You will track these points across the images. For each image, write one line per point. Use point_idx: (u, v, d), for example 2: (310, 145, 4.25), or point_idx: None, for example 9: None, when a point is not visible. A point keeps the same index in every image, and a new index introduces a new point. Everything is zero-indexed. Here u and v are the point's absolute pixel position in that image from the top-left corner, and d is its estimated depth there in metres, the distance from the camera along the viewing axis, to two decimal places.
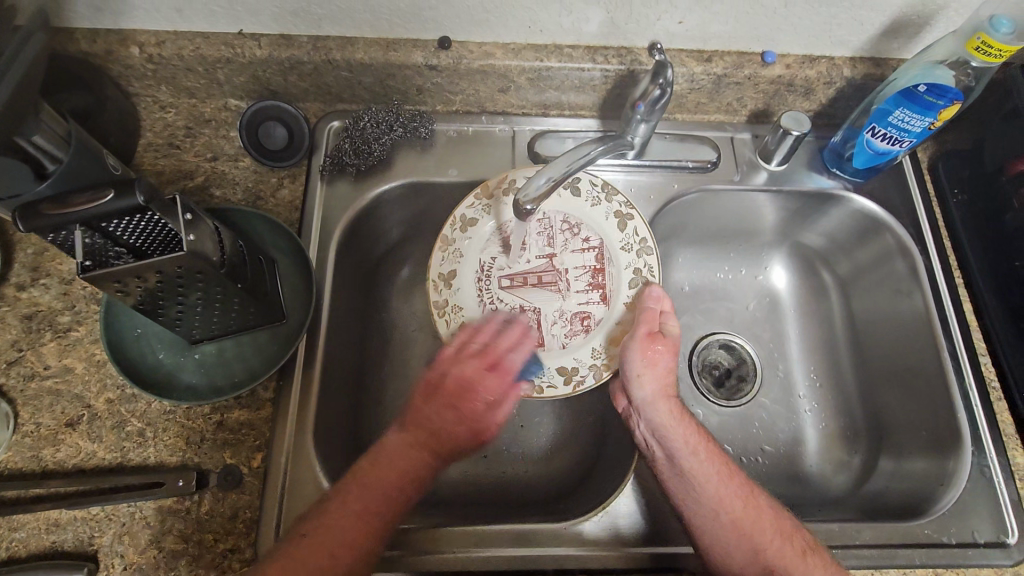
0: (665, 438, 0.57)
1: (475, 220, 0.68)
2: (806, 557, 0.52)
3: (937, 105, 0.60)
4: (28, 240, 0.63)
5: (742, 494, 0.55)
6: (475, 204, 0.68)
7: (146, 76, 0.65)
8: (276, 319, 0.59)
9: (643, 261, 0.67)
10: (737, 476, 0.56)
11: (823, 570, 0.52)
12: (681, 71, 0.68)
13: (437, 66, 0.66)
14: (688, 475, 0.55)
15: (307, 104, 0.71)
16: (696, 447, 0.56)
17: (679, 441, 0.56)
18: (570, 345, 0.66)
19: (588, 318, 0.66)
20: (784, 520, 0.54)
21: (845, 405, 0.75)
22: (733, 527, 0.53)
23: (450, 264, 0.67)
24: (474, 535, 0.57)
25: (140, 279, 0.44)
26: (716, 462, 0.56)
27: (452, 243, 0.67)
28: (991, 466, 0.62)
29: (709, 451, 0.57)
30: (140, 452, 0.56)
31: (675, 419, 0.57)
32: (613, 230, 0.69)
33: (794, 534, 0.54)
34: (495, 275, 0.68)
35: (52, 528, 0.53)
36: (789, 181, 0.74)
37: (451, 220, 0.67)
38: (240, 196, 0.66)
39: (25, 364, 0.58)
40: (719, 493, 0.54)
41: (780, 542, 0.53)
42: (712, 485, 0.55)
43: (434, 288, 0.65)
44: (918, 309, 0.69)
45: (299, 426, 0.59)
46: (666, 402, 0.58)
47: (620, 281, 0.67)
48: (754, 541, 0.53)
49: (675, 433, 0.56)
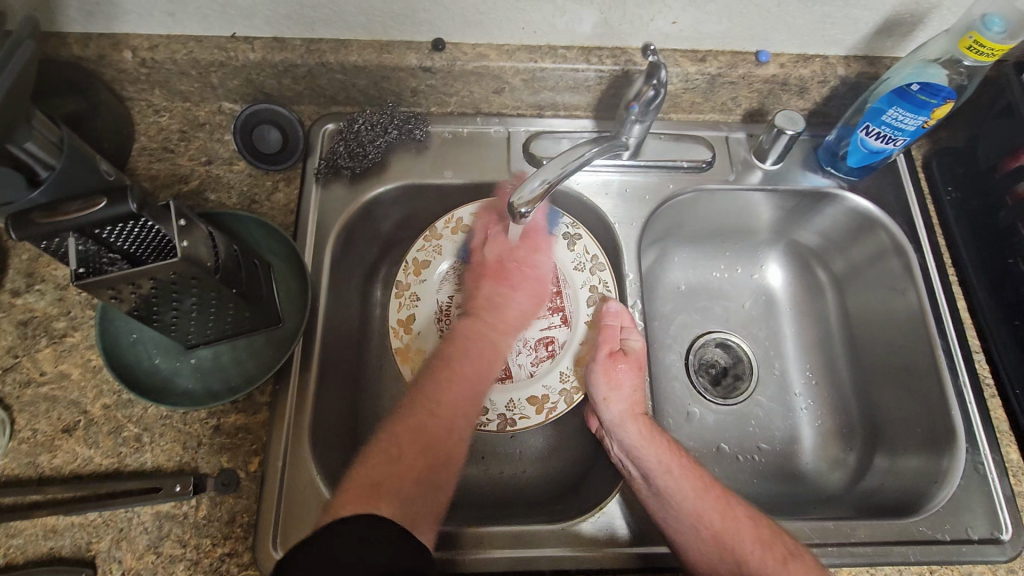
0: (637, 459, 0.58)
1: (428, 260, 0.69)
2: (789, 563, 0.52)
3: (930, 104, 0.61)
4: (22, 245, 0.63)
5: (719, 508, 0.55)
6: (425, 244, 0.70)
7: (140, 80, 0.65)
8: (272, 323, 0.59)
9: (598, 277, 0.69)
10: (714, 489, 0.57)
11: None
12: (676, 71, 0.68)
13: (431, 68, 0.65)
14: (664, 494, 0.56)
15: (302, 107, 0.71)
16: (668, 465, 0.57)
17: (652, 461, 0.57)
18: (538, 372, 0.66)
19: (551, 343, 0.68)
20: (763, 528, 0.54)
21: (840, 402, 0.75)
22: (713, 541, 0.54)
23: (408, 309, 0.68)
24: (472, 537, 0.57)
25: (135, 286, 0.44)
26: (690, 478, 0.57)
27: (408, 287, 0.69)
28: (985, 464, 0.62)
29: (682, 467, 0.57)
30: (137, 457, 0.56)
31: (646, 438, 0.58)
32: (565, 252, 0.70)
33: (775, 541, 0.53)
34: (454, 313, 0.68)
35: (50, 534, 0.53)
36: (784, 179, 0.74)
37: (404, 265, 0.69)
38: (234, 200, 0.66)
39: (20, 370, 0.58)
40: (696, 508, 0.55)
41: (762, 551, 0.53)
42: (689, 500, 0.55)
43: (395, 335, 0.66)
44: (913, 307, 0.69)
45: (296, 430, 0.59)
46: (634, 422, 0.59)
47: (577, 300, 0.68)
48: (736, 555, 0.53)
49: (646, 453, 0.58)
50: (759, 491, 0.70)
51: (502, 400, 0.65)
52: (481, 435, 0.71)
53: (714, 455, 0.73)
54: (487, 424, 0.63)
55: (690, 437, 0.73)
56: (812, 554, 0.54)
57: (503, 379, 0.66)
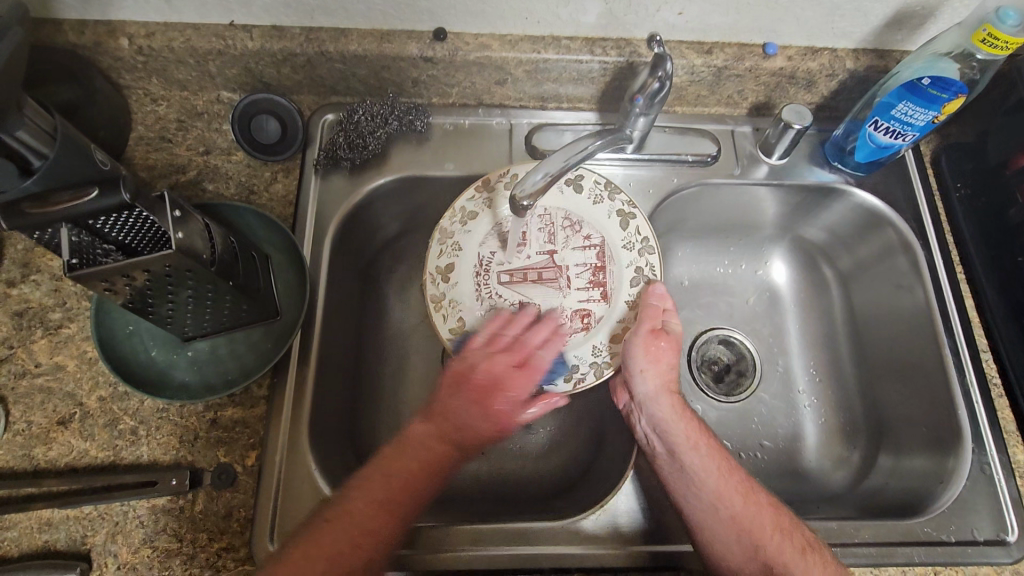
0: (666, 433, 0.58)
1: (474, 213, 0.66)
2: (806, 554, 0.52)
3: (941, 99, 0.59)
4: (18, 235, 0.62)
5: (742, 490, 0.55)
6: (476, 196, 0.66)
7: (137, 68, 0.64)
8: (270, 316, 0.59)
9: (646, 260, 0.65)
10: (738, 472, 0.56)
11: (822, 568, 0.51)
12: (681, 63, 0.66)
13: (432, 58, 0.64)
14: (688, 470, 0.56)
15: (301, 96, 0.70)
16: (696, 442, 0.57)
17: (681, 437, 0.57)
18: (569, 342, 0.63)
19: (588, 316, 0.64)
20: (782, 516, 0.54)
21: (844, 400, 0.74)
22: (732, 523, 0.53)
23: (448, 258, 0.65)
24: (471, 536, 0.56)
25: (127, 278, 0.44)
26: (716, 459, 0.56)
27: (449, 236, 0.65)
28: (991, 464, 0.62)
29: (709, 446, 0.57)
30: (133, 451, 0.55)
31: (677, 414, 0.58)
32: (616, 228, 0.66)
33: (794, 530, 0.53)
34: (493, 271, 0.65)
35: (44, 527, 0.52)
36: (790, 174, 0.73)
37: (451, 211, 0.65)
38: (233, 191, 0.65)
39: (16, 361, 0.58)
40: (720, 488, 0.55)
41: (779, 538, 0.53)
42: (713, 480, 0.55)
43: (431, 280, 0.63)
44: (921, 306, 0.68)
45: (294, 424, 0.58)
46: (668, 397, 0.59)
47: (622, 278, 0.65)
48: (753, 537, 0.53)
49: (676, 429, 0.57)
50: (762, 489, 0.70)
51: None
52: None
53: None
54: None
55: None
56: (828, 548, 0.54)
57: None
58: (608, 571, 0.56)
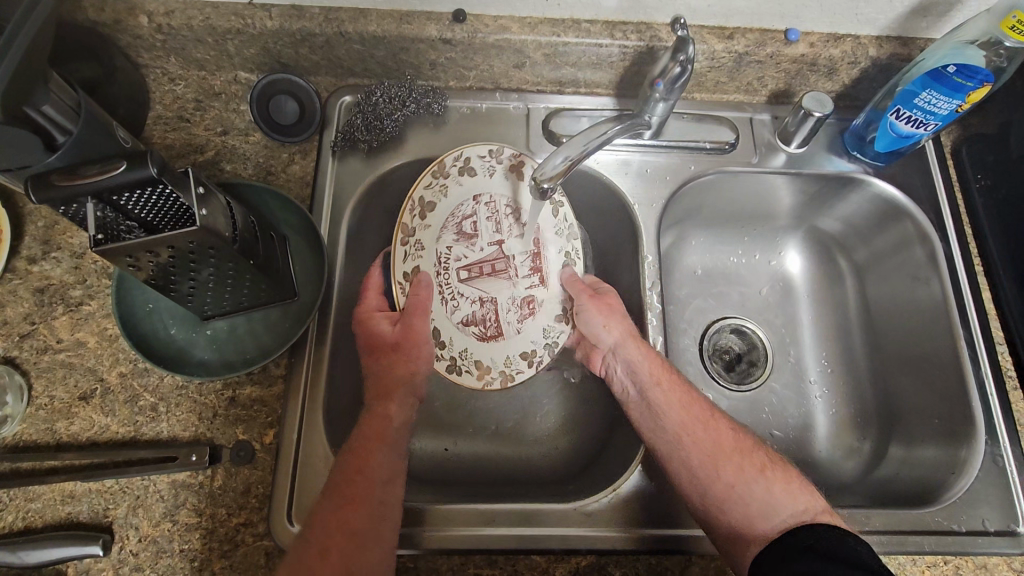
0: (633, 372, 0.61)
1: (432, 201, 0.65)
2: (767, 473, 0.56)
3: (966, 87, 0.58)
4: (39, 212, 0.63)
5: (704, 419, 0.58)
6: (432, 182, 0.64)
7: (156, 46, 0.64)
8: (288, 296, 0.59)
9: (573, 245, 0.68)
10: (699, 403, 0.60)
11: (783, 482, 0.55)
12: (701, 48, 0.66)
13: (451, 40, 0.64)
14: (653, 403, 0.59)
15: (318, 78, 0.70)
16: (660, 377, 0.60)
17: (646, 374, 0.60)
18: (525, 329, 0.66)
19: (535, 302, 0.67)
20: (743, 441, 0.58)
21: (856, 391, 0.74)
22: (696, 449, 0.56)
23: (411, 261, 0.64)
24: (480, 515, 0.56)
25: (152, 254, 0.44)
26: (679, 394, 0.60)
27: (411, 233, 0.64)
28: (1004, 456, 0.62)
29: (672, 381, 0.60)
30: (153, 427, 0.56)
31: (641, 353, 0.61)
32: (549, 217, 0.67)
33: (754, 453, 0.57)
34: (452, 268, 0.65)
35: (67, 499, 0.53)
36: (808, 164, 0.72)
37: (410, 205, 0.63)
38: (250, 172, 0.65)
39: (37, 337, 0.58)
40: (684, 420, 0.58)
41: (741, 460, 0.56)
42: (676, 411, 0.59)
43: (398, 290, 0.63)
44: (935, 296, 0.68)
45: (312, 404, 0.59)
46: (631, 338, 0.62)
47: (558, 263, 0.68)
48: (716, 462, 0.56)
49: (640, 366, 0.61)
50: None
51: (500, 358, 0.65)
52: (492, 412, 0.71)
53: None
54: (490, 383, 0.64)
55: None
56: (791, 469, 0.57)
57: (496, 336, 0.66)
58: (619, 554, 0.56)
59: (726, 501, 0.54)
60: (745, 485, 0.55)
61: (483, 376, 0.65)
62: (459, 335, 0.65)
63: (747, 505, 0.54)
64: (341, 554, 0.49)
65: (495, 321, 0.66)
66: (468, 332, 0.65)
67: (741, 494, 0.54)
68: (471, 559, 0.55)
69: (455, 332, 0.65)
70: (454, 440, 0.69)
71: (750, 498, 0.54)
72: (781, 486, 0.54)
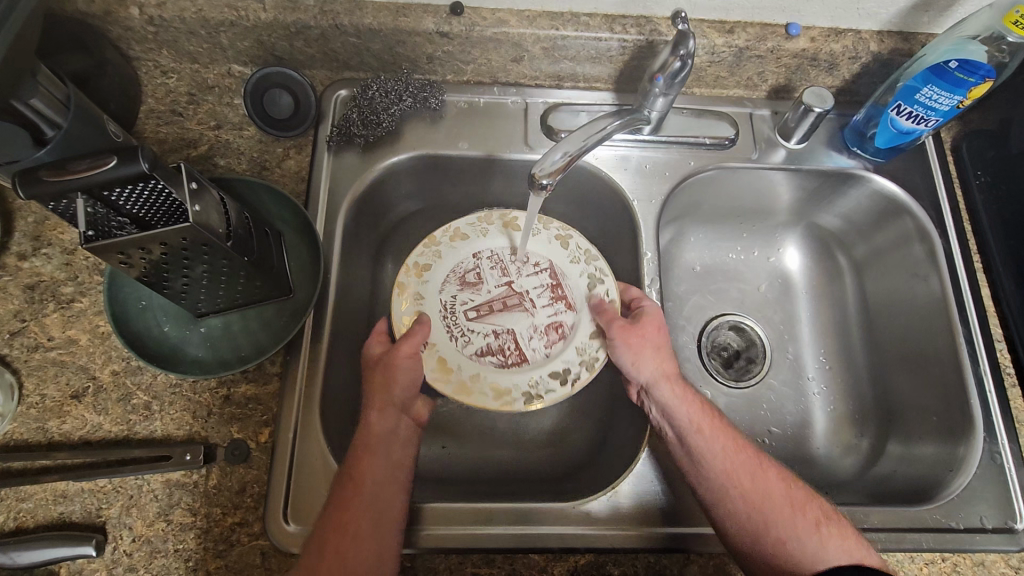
0: (672, 418, 0.58)
1: (428, 262, 0.67)
2: (821, 528, 0.53)
3: (967, 82, 0.58)
4: (29, 208, 0.61)
5: (750, 469, 0.55)
6: (424, 251, 0.68)
7: (147, 39, 0.63)
8: (283, 293, 0.59)
9: (595, 266, 0.68)
10: (745, 450, 0.57)
11: (838, 538, 0.52)
12: (702, 43, 0.65)
13: (448, 33, 0.63)
14: (695, 453, 0.56)
15: (313, 71, 0.69)
16: (700, 425, 0.57)
17: (684, 421, 0.57)
18: (554, 352, 0.64)
19: (561, 326, 0.65)
20: (794, 492, 0.55)
21: (854, 388, 0.74)
22: (742, 502, 0.53)
23: (413, 308, 0.64)
24: (478, 513, 0.56)
25: (144, 250, 0.43)
26: (722, 439, 0.56)
27: (409, 288, 0.65)
28: (1002, 453, 0.62)
29: (714, 427, 0.57)
30: (146, 426, 0.55)
31: (679, 398, 0.58)
32: (559, 250, 0.69)
33: (807, 505, 0.54)
34: (459, 310, 0.66)
35: (59, 499, 0.52)
36: (808, 160, 0.72)
37: (404, 268, 0.66)
38: (245, 166, 0.64)
39: (28, 335, 0.57)
40: (729, 468, 0.55)
41: (793, 514, 0.53)
42: (720, 461, 0.55)
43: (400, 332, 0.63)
44: (935, 293, 0.68)
45: (307, 402, 0.58)
46: (667, 382, 0.59)
47: (579, 288, 0.67)
48: (765, 515, 0.53)
49: (679, 413, 0.57)
50: None
51: (525, 379, 0.62)
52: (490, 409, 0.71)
53: None
54: (512, 403, 0.60)
55: None
56: (845, 519, 0.54)
57: (520, 362, 0.63)
58: (618, 552, 0.56)
59: (776, 558, 0.51)
60: (798, 541, 0.52)
61: (503, 397, 0.61)
62: (475, 365, 0.62)
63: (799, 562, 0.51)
64: (335, 545, 0.48)
65: (517, 349, 0.64)
66: (486, 361, 0.63)
67: (793, 550, 0.51)
68: (468, 559, 0.55)
69: (465, 361, 0.63)
70: (452, 437, 0.69)
71: (802, 555, 0.51)
72: (836, 542, 0.51)
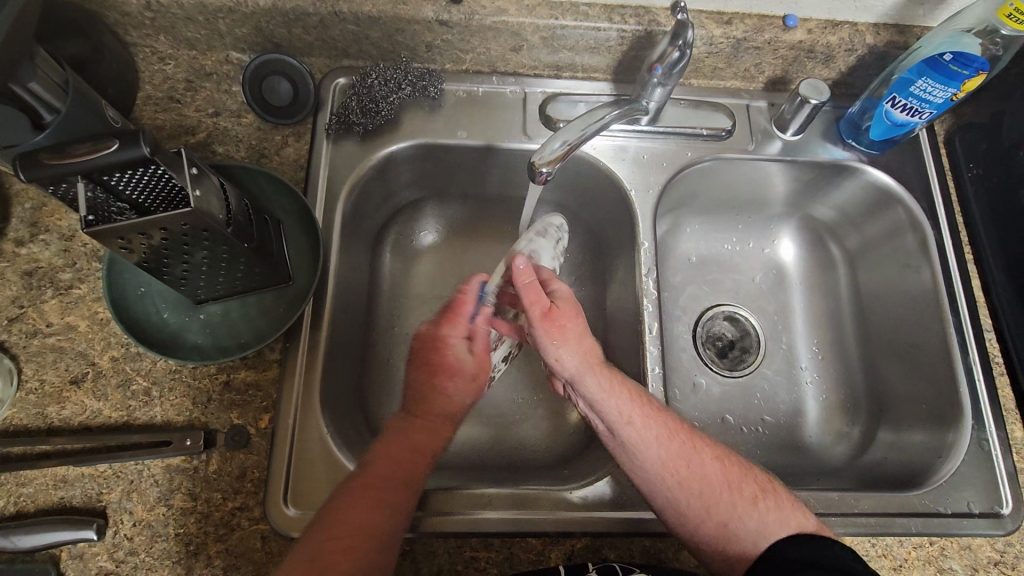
0: (601, 411, 0.56)
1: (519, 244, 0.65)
2: (759, 503, 0.53)
3: (961, 75, 0.59)
4: (26, 193, 0.61)
5: (684, 454, 0.55)
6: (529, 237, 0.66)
7: (145, 24, 0.63)
8: (283, 280, 0.59)
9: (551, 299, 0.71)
10: (678, 433, 0.56)
11: (779, 510, 0.52)
12: (700, 34, 0.66)
13: (448, 21, 0.63)
14: (630, 445, 0.55)
15: (312, 59, 0.69)
16: (631, 416, 0.55)
17: (614, 413, 0.55)
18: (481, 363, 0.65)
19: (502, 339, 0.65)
20: (729, 469, 0.55)
21: (846, 377, 0.76)
22: (681, 488, 0.53)
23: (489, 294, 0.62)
24: (476, 499, 0.57)
25: (144, 235, 0.43)
26: (656, 427, 0.55)
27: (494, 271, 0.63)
28: (989, 440, 0.63)
29: (646, 415, 0.55)
30: (146, 411, 0.55)
31: (606, 390, 0.56)
32: None
33: (743, 482, 0.54)
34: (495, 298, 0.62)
35: (60, 484, 0.53)
36: (803, 151, 0.72)
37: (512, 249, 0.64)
38: (243, 154, 0.64)
39: (27, 321, 0.57)
40: (664, 459, 0.54)
41: (730, 494, 0.54)
42: (654, 450, 0.54)
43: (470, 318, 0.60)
44: (926, 284, 0.69)
45: (307, 388, 0.58)
46: (592, 373, 0.56)
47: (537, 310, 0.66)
48: (702, 497, 0.53)
49: (607, 406, 0.55)
50: (760, 462, 0.71)
51: None
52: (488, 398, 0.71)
53: (719, 425, 0.73)
54: None
55: (695, 408, 0.74)
56: (780, 485, 0.55)
57: None
58: (613, 536, 0.57)
59: (719, 539, 0.52)
60: (736, 521, 0.52)
61: None
62: None
63: (740, 542, 0.52)
64: None
65: None
66: None
67: (734, 531, 0.52)
68: (467, 543, 0.55)
69: None
70: None
71: (744, 535, 0.52)
72: (774, 515, 0.52)
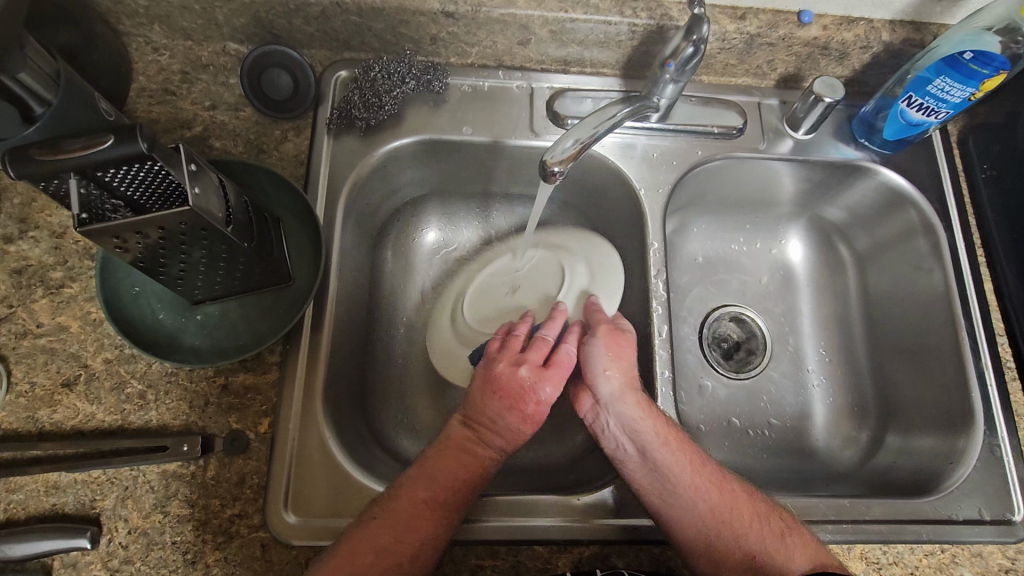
0: (636, 433, 0.55)
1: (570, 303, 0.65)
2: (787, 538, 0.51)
3: (981, 74, 0.57)
4: (15, 188, 0.59)
5: (715, 483, 0.53)
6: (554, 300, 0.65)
7: (138, 13, 0.60)
8: (282, 280, 0.57)
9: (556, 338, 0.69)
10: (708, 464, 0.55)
11: (805, 550, 0.50)
12: (713, 29, 0.64)
13: (454, 13, 0.61)
14: (660, 467, 0.53)
15: (312, 51, 0.66)
16: (666, 437, 0.55)
17: (649, 433, 0.55)
18: None
19: None
20: (760, 503, 0.53)
21: (854, 380, 0.75)
22: (711, 517, 0.52)
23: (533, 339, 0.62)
24: (481, 506, 0.55)
25: (141, 234, 0.42)
26: (687, 451, 0.55)
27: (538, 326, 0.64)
28: (1001, 446, 0.62)
29: (678, 440, 0.55)
30: (142, 415, 0.54)
31: (643, 410, 0.55)
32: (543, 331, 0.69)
33: (772, 515, 0.52)
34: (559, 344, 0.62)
35: (52, 490, 0.51)
36: (814, 151, 0.71)
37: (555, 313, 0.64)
38: (241, 149, 0.62)
39: (16, 321, 0.55)
40: (694, 482, 0.53)
41: (760, 526, 0.51)
42: (686, 474, 0.53)
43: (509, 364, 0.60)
44: (937, 287, 0.68)
45: (307, 391, 0.57)
46: (633, 394, 0.56)
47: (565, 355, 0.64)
48: (732, 528, 0.51)
49: (644, 426, 0.55)
50: (768, 467, 0.70)
51: None
52: None
53: (725, 429, 0.72)
54: None
55: (702, 410, 0.73)
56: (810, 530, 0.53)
57: None
58: (620, 544, 0.55)
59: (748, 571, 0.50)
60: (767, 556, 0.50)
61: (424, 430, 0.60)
62: None
63: None
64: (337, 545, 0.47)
65: None
66: None
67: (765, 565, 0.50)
68: (472, 551, 0.54)
69: None
70: None
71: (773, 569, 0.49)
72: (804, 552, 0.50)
